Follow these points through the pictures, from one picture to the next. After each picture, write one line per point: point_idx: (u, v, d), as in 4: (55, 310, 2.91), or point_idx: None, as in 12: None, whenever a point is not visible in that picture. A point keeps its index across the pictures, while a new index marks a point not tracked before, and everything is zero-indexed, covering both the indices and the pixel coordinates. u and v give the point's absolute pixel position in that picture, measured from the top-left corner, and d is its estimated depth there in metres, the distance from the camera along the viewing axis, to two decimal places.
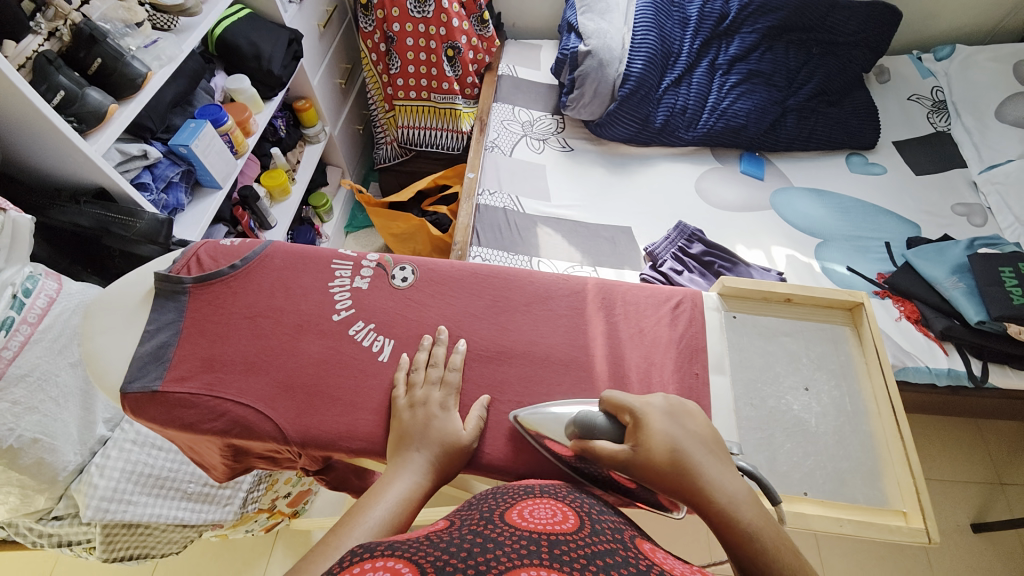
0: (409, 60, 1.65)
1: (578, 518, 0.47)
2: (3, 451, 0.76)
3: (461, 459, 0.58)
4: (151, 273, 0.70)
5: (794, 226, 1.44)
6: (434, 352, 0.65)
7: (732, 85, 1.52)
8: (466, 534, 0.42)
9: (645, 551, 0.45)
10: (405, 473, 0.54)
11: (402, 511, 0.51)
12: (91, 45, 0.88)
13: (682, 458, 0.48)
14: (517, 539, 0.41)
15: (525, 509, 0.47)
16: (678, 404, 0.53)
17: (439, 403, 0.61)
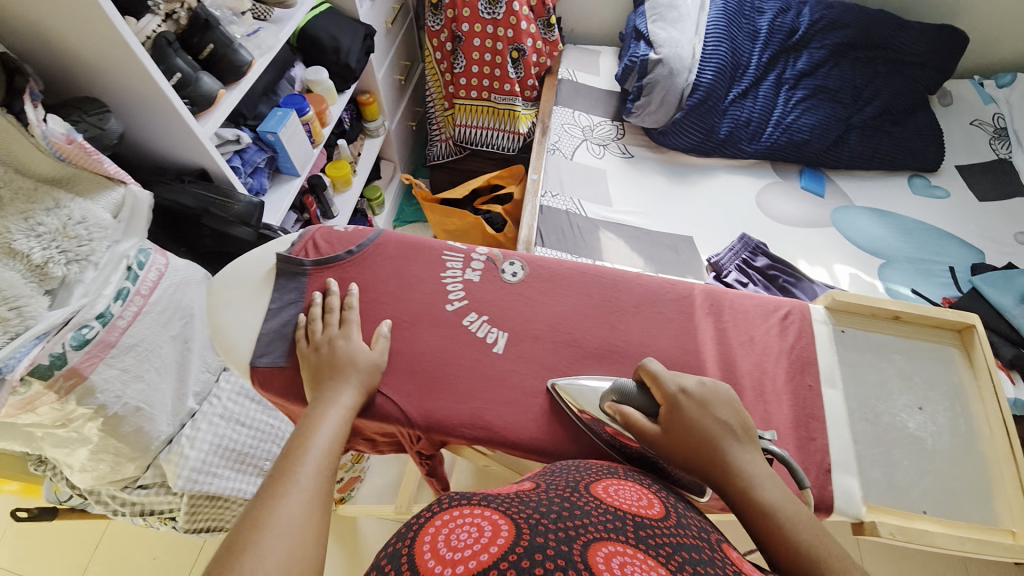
0: (474, 60, 1.67)
1: (664, 508, 0.48)
2: (110, 417, 0.78)
3: (375, 374, 0.63)
4: (271, 256, 0.72)
5: (856, 245, 1.44)
6: (332, 299, 0.68)
7: (798, 100, 1.52)
8: (554, 499, 0.45)
9: (733, 557, 0.43)
10: (333, 402, 0.58)
11: (340, 429, 0.56)
12: (205, 32, 0.90)
13: (707, 442, 0.53)
14: (606, 513, 0.43)
15: (610, 486, 0.49)
16: (711, 390, 0.57)
17: (341, 335, 0.64)
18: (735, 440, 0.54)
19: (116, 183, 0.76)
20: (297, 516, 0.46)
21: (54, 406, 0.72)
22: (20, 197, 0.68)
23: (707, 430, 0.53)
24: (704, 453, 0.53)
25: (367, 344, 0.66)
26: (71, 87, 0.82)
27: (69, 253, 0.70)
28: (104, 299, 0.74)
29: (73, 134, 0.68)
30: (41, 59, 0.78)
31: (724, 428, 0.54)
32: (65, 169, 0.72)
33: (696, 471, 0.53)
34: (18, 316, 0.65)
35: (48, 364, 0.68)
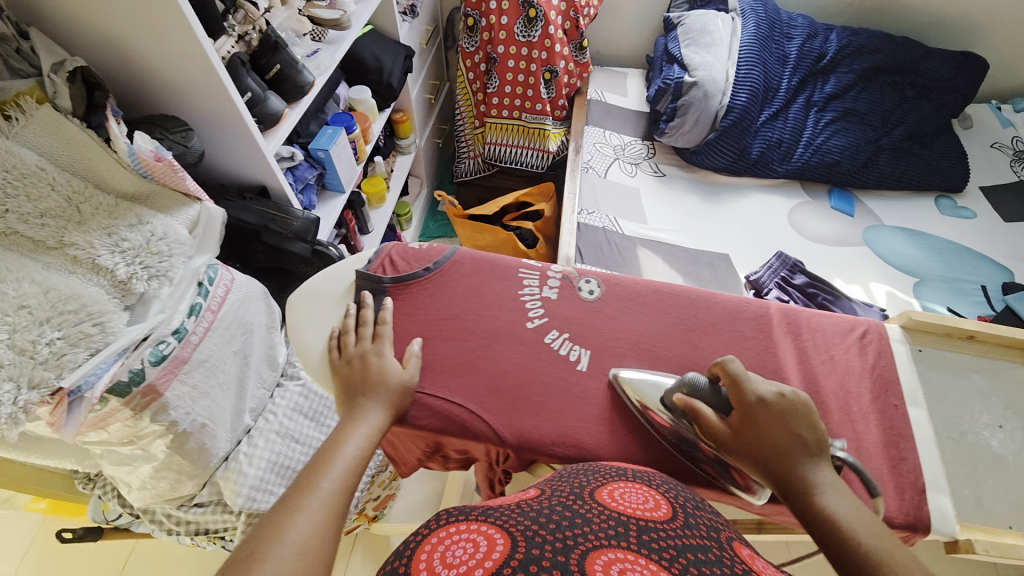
0: (507, 81, 1.70)
1: (671, 508, 0.49)
2: (178, 434, 0.77)
3: (406, 397, 0.63)
4: (350, 272, 0.74)
5: (890, 264, 1.45)
6: (365, 313, 0.68)
7: (827, 122, 1.55)
8: (555, 507, 0.46)
9: (742, 556, 0.44)
10: (361, 419, 0.60)
11: (368, 446, 0.58)
12: (273, 53, 0.90)
13: (773, 449, 0.56)
14: (608, 519, 0.45)
15: (616, 491, 0.50)
16: (788, 396, 0.59)
17: (374, 351, 0.65)
18: (806, 446, 0.56)
19: (192, 199, 0.76)
20: (308, 528, 0.48)
21: (127, 423, 0.72)
22: (103, 213, 0.69)
23: (777, 436, 0.56)
24: (770, 457, 0.55)
25: (400, 362, 0.66)
26: (145, 106, 0.83)
27: (150, 269, 0.70)
28: (179, 315, 0.74)
29: (161, 152, 0.68)
30: (118, 77, 0.79)
31: (798, 436, 0.56)
32: (145, 185, 0.73)
33: (761, 473, 0.56)
34: (102, 332, 0.64)
35: (127, 380, 0.67)
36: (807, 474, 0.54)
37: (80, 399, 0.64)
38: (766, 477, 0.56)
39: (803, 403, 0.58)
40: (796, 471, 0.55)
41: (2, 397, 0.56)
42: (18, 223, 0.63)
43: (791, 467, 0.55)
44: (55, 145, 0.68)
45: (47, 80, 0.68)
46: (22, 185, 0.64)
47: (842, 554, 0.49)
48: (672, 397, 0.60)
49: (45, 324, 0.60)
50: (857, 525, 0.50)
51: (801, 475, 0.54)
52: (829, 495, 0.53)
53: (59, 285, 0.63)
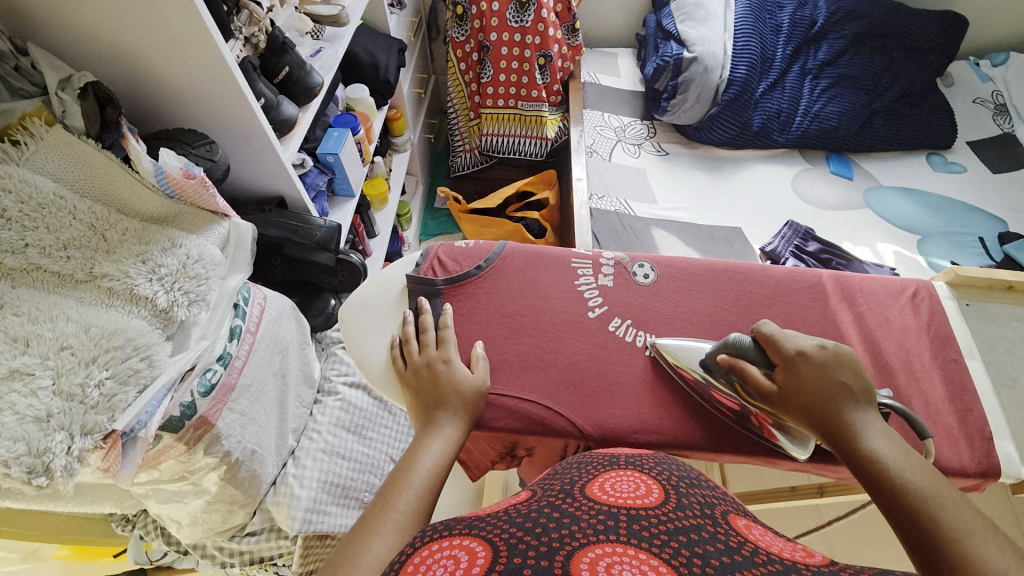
0: (501, 69, 1.66)
1: (663, 491, 0.47)
2: (230, 464, 0.74)
3: (479, 401, 0.62)
4: (401, 277, 0.75)
5: (891, 224, 1.45)
6: (425, 318, 0.69)
7: (823, 89, 1.58)
8: (543, 506, 0.43)
9: (737, 527, 0.43)
10: (435, 433, 0.58)
11: (444, 463, 0.55)
12: (282, 55, 0.86)
13: (818, 400, 0.56)
14: (594, 510, 0.42)
15: (608, 482, 0.49)
16: (828, 348, 0.59)
17: (440, 358, 0.64)
18: (851, 397, 0.56)
19: (221, 217, 0.72)
20: (384, 551, 0.45)
21: (179, 459, 0.68)
22: (132, 239, 0.64)
23: (819, 386, 0.56)
24: (814, 407, 0.56)
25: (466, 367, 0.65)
26: (155, 122, 0.78)
27: (189, 294, 0.66)
28: (221, 340, 0.71)
29: (190, 168, 0.64)
30: (120, 87, 0.73)
31: (840, 385, 0.56)
32: (172, 206, 0.69)
33: (809, 428, 0.56)
34: (149, 366, 0.60)
35: (179, 415, 0.64)
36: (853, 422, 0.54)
37: (133, 440, 0.60)
38: (813, 429, 0.56)
39: (845, 356, 0.58)
40: (842, 422, 0.55)
41: (55, 448, 0.51)
42: (40, 257, 0.59)
43: (837, 417, 0.55)
44: (70, 169, 0.62)
45: (55, 99, 0.62)
46: (41, 216, 0.59)
47: (893, 497, 0.49)
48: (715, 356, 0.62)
49: (92, 364, 0.56)
50: (910, 471, 0.50)
51: (846, 424, 0.54)
52: (877, 441, 0.53)
53: (100, 321, 0.58)
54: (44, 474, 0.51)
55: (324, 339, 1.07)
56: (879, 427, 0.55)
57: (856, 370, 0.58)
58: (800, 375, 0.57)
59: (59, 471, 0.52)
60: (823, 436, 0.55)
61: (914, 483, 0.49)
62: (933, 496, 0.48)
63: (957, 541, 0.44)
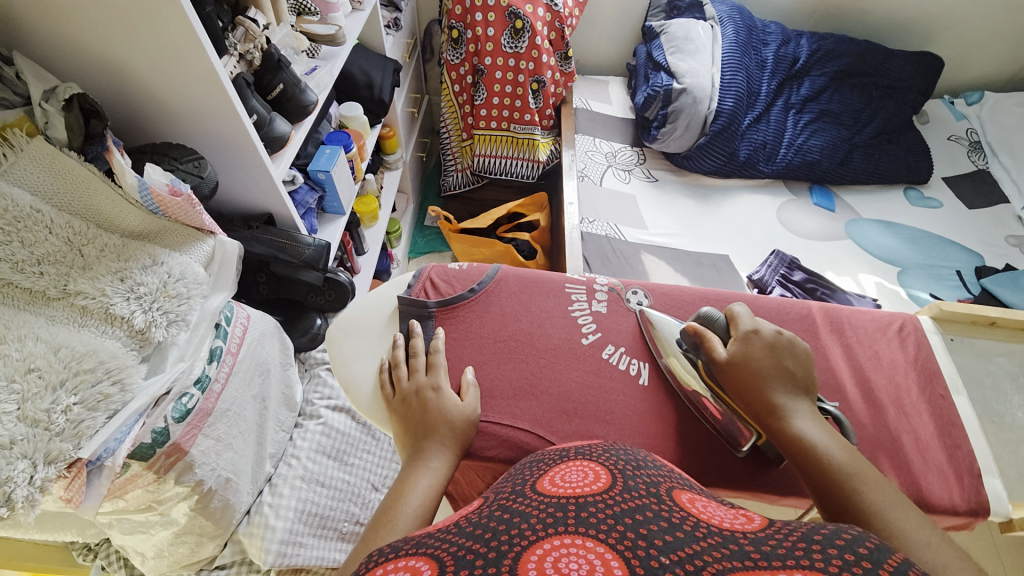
0: (495, 92, 1.68)
1: (611, 476, 0.49)
2: (202, 493, 0.70)
3: (469, 431, 0.60)
4: (392, 298, 0.73)
5: (873, 256, 1.49)
6: (416, 342, 0.67)
7: (806, 123, 1.64)
8: (495, 510, 0.44)
9: (680, 502, 0.45)
10: (423, 466, 0.55)
11: (431, 500, 0.53)
12: (276, 72, 0.86)
13: (763, 379, 0.59)
14: (542, 505, 0.44)
15: (556, 476, 0.50)
16: (778, 333, 0.63)
17: (430, 385, 0.62)
18: (793, 382, 0.59)
19: (206, 234, 0.70)
20: None
21: (148, 488, 0.65)
22: (111, 256, 0.62)
23: (766, 370, 0.59)
24: (758, 391, 0.58)
25: (456, 394, 0.63)
26: (143, 134, 0.76)
27: (168, 315, 0.63)
28: (200, 362, 0.68)
29: (177, 185, 0.63)
30: (106, 98, 0.72)
31: (786, 369, 0.59)
32: (155, 222, 0.66)
33: (747, 407, 0.59)
34: (121, 390, 0.57)
35: (150, 442, 0.61)
36: (789, 403, 0.57)
37: (99, 469, 0.56)
38: (752, 411, 0.59)
39: (792, 343, 0.61)
40: (782, 406, 0.57)
41: (18, 477, 0.47)
42: (12, 272, 0.55)
43: (778, 401, 0.58)
44: (49, 183, 0.60)
45: (36, 109, 0.59)
46: (15, 229, 0.56)
47: (818, 474, 0.53)
48: (686, 326, 0.66)
49: (59, 389, 0.52)
50: (837, 453, 0.54)
51: (783, 406, 0.57)
52: (814, 424, 0.56)
53: (70, 342, 0.55)
54: (4, 504, 0.47)
55: (308, 360, 1.04)
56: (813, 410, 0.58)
57: (801, 357, 0.61)
58: (751, 353, 0.60)
59: (20, 502, 0.48)
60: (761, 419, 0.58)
61: (842, 465, 0.53)
62: (855, 479, 0.52)
63: (876, 522, 0.49)
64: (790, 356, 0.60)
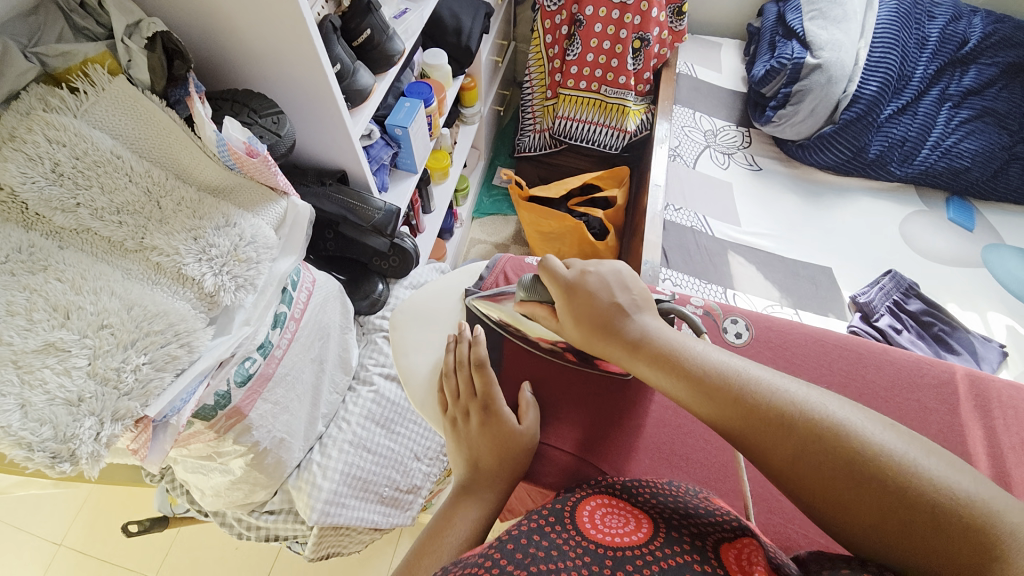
0: (590, 48, 1.51)
1: (653, 522, 0.42)
2: (258, 450, 0.73)
3: (523, 456, 0.56)
4: (462, 289, 0.69)
5: (1010, 291, 1.23)
6: (465, 349, 0.60)
7: (961, 120, 1.35)
8: (531, 536, 0.39)
9: (725, 559, 0.38)
10: (472, 498, 0.53)
11: (477, 533, 0.50)
12: (365, 16, 0.78)
13: (601, 322, 0.52)
14: (578, 550, 0.38)
15: (597, 512, 0.44)
16: (599, 263, 0.56)
17: (483, 404, 0.57)
18: (632, 308, 0.52)
19: (279, 195, 0.67)
20: None
21: (209, 443, 0.67)
22: (186, 211, 0.60)
23: (600, 304, 0.52)
24: (602, 333, 0.52)
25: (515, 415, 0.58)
26: (226, 79, 0.73)
27: (237, 279, 0.62)
28: (264, 327, 0.67)
29: (255, 145, 0.59)
30: (193, 38, 0.68)
31: (612, 302, 0.52)
32: (231, 177, 0.64)
33: (604, 353, 0.52)
34: (188, 352, 0.57)
35: (213, 403, 0.62)
36: (638, 332, 0.51)
37: (165, 425, 0.57)
38: (615, 352, 0.52)
39: (617, 270, 0.54)
40: (632, 339, 0.51)
41: (83, 434, 0.48)
42: (91, 219, 0.55)
43: (626, 336, 0.51)
44: (130, 126, 0.58)
45: (121, 45, 0.58)
46: (95, 174, 0.55)
47: (709, 407, 0.45)
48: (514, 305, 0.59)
49: (130, 347, 0.52)
50: (715, 364, 0.47)
51: (634, 339, 0.51)
52: (664, 340, 0.50)
53: (143, 301, 0.54)
54: (69, 459, 0.48)
55: (367, 324, 1.03)
56: (663, 324, 0.52)
57: (623, 278, 0.54)
58: (575, 300, 0.53)
59: (84, 457, 0.48)
60: (622, 361, 0.51)
61: (705, 363, 0.47)
62: (742, 378, 0.45)
63: (788, 421, 0.42)
64: (615, 290, 0.53)
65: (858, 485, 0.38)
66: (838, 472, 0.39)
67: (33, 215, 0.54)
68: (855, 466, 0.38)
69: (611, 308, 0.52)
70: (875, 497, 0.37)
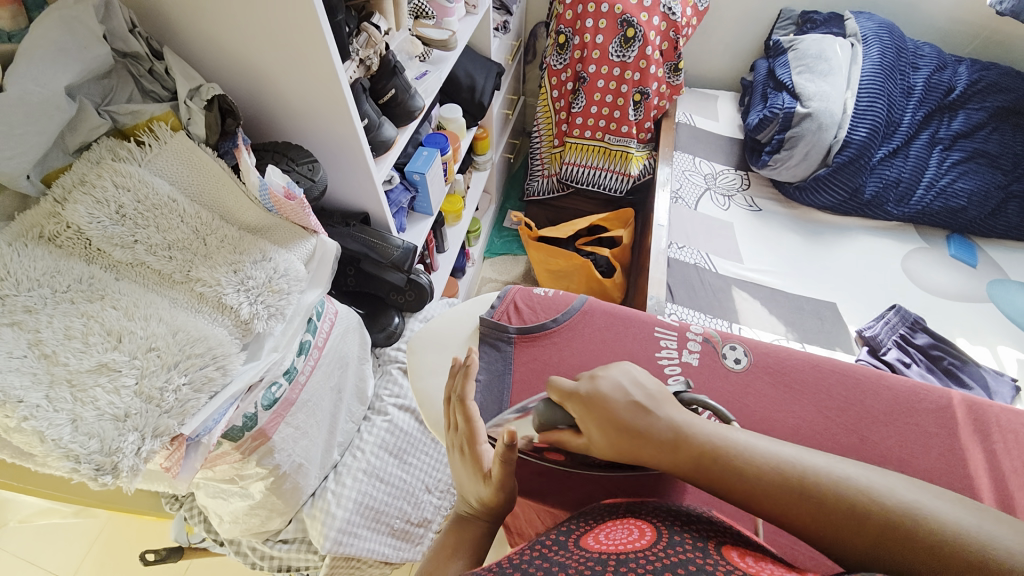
0: (594, 101, 1.62)
1: (656, 530, 0.44)
2: (277, 475, 0.75)
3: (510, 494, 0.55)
4: (474, 317, 0.74)
5: (1018, 326, 1.23)
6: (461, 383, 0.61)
7: (953, 162, 1.41)
8: (535, 559, 0.42)
9: (729, 557, 0.40)
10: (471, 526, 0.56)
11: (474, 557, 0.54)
12: (391, 77, 0.88)
13: (624, 423, 0.52)
14: (582, 561, 0.40)
15: (602, 532, 0.46)
16: (605, 368, 0.57)
17: (468, 441, 0.57)
18: (652, 404, 0.53)
19: (310, 233, 0.74)
20: None
21: (233, 465, 0.71)
22: (228, 247, 0.67)
23: (621, 408, 0.52)
24: (631, 438, 0.51)
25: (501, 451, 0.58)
26: (268, 133, 0.82)
27: (270, 308, 0.67)
28: (290, 354, 0.72)
29: (292, 188, 0.66)
30: (242, 99, 0.78)
31: (629, 401, 0.53)
32: (269, 219, 0.71)
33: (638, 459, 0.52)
34: (223, 374, 0.61)
35: (241, 425, 0.66)
36: (667, 429, 0.51)
37: (196, 444, 0.61)
38: (649, 455, 0.51)
39: (625, 369, 0.56)
40: (663, 438, 0.51)
41: (126, 448, 0.52)
42: (146, 253, 0.62)
43: (657, 435, 0.51)
44: (184, 174, 0.67)
45: (183, 107, 0.67)
46: (153, 216, 0.63)
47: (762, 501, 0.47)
48: (536, 436, 0.58)
49: (173, 368, 0.57)
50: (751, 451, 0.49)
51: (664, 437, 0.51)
52: (702, 435, 0.51)
53: (187, 326, 0.60)
54: (111, 472, 0.52)
55: (383, 356, 1.08)
56: (685, 415, 0.53)
57: (630, 375, 0.56)
58: (598, 407, 0.53)
59: (124, 471, 0.53)
60: (662, 464, 0.51)
61: (751, 456, 0.49)
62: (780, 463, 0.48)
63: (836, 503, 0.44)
64: (631, 390, 0.54)
65: (928, 556, 0.40)
66: (898, 543, 0.41)
67: (95, 250, 0.61)
68: (904, 531, 0.41)
69: (631, 408, 0.52)
70: (939, 561, 0.39)
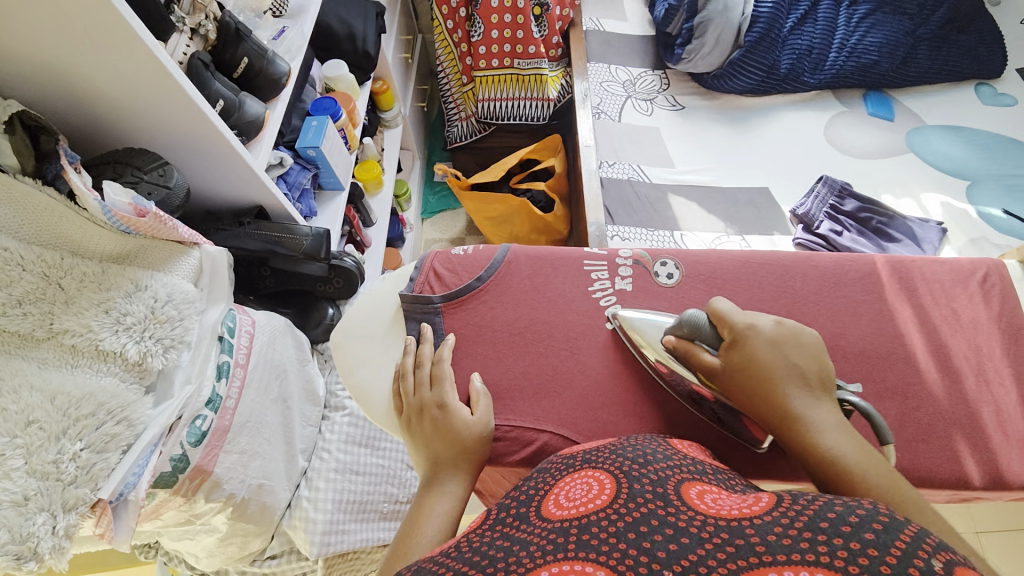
0: (493, 24, 1.49)
1: (613, 480, 0.43)
2: (237, 503, 0.72)
3: (481, 445, 0.57)
4: (394, 293, 0.68)
5: (939, 170, 1.27)
6: (422, 351, 0.63)
7: (861, 17, 1.38)
8: (496, 537, 0.40)
9: (687, 499, 0.39)
10: (439, 490, 0.54)
11: (449, 524, 0.52)
12: (237, 43, 0.76)
13: (770, 377, 0.50)
14: (544, 533, 0.38)
15: (560, 490, 0.44)
16: (787, 328, 0.54)
17: (435, 402, 0.58)
18: (810, 380, 0.50)
19: (190, 246, 0.67)
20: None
21: (181, 508, 0.67)
22: (92, 286, 0.58)
23: (773, 364, 0.51)
24: (765, 390, 0.50)
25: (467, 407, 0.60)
26: (109, 142, 0.71)
27: (164, 341, 0.61)
28: (208, 382, 0.66)
29: (141, 204, 0.57)
30: (58, 110, 0.65)
31: (791, 362, 0.51)
32: (131, 241, 0.62)
33: (758, 411, 0.51)
34: (129, 427, 0.56)
35: (171, 469, 0.61)
36: (802, 407, 0.49)
37: (125, 503, 0.56)
38: (766, 413, 0.50)
39: (804, 337, 0.53)
40: (789, 409, 0.49)
41: (39, 531, 0.48)
42: None
43: (790, 404, 0.49)
44: (12, 217, 0.56)
45: None
46: None
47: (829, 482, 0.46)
48: (664, 337, 0.58)
49: (63, 437, 0.51)
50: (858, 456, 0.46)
51: (797, 413, 0.49)
52: (831, 427, 0.48)
53: (66, 387, 0.53)
54: (33, 558, 0.48)
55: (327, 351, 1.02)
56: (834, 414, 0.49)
57: (813, 349, 0.53)
58: (750, 351, 0.52)
59: (47, 552, 0.49)
60: (772, 424, 0.50)
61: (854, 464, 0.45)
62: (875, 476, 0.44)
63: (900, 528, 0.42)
64: (793, 348, 0.52)
65: None
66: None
67: None
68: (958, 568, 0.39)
69: (788, 370, 0.51)
70: None
